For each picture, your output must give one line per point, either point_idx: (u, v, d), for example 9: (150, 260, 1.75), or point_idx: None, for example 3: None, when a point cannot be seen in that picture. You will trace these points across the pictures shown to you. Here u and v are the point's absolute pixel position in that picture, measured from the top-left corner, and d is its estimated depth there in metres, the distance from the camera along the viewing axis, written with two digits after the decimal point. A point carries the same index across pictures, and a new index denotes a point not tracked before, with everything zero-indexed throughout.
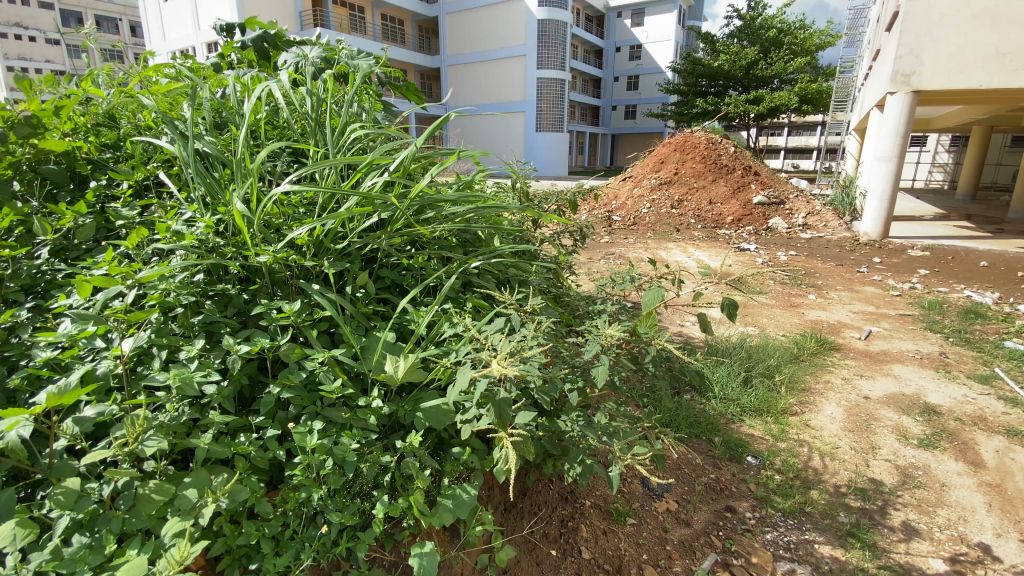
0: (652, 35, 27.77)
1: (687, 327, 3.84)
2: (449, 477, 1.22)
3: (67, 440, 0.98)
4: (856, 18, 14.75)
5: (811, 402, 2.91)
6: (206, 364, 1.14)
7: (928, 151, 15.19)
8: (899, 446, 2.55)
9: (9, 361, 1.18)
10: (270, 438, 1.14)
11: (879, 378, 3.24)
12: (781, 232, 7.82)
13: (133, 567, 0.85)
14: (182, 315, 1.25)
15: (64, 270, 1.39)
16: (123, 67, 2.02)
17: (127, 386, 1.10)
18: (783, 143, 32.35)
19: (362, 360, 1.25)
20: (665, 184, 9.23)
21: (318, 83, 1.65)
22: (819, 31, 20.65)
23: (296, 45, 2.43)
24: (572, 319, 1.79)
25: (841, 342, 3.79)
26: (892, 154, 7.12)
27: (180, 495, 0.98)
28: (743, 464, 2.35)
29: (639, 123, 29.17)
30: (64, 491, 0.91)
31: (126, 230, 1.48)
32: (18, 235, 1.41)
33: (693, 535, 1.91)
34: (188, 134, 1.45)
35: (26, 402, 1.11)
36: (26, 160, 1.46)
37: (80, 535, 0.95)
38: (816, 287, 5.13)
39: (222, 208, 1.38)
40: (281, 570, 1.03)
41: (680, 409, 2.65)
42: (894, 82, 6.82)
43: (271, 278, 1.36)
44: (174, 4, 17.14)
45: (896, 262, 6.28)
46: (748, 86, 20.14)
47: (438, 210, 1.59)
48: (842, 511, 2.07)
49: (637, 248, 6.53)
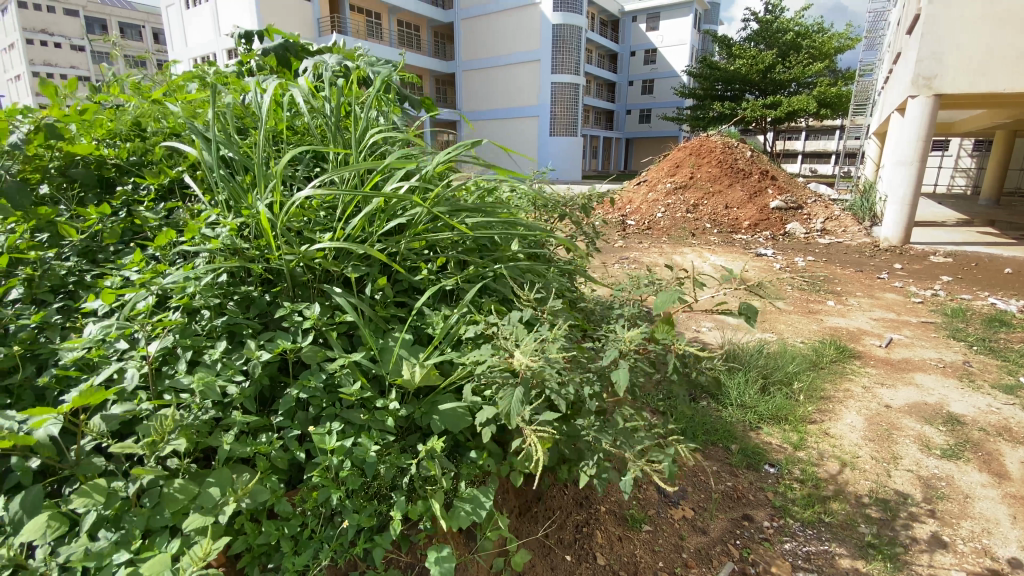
0: (667, 39, 27.70)
1: (703, 332, 3.81)
2: (465, 480, 1.22)
3: (94, 438, 1.01)
4: (876, 21, 14.53)
5: (830, 410, 2.86)
6: (230, 364, 1.16)
7: (950, 156, 14.86)
8: (922, 457, 2.50)
9: (38, 360, 1.21)
10: (291, 439, 1.15)
11: (900, 386, 3.17)
12: (799, 238, 7.72)
13: (159, 564, 0.86)
14: (206, 316, 1.27)
15: (92, 272, 1.42)
16: (150, 75, 2.07)
17: (153, 386, 1.12)
18: (800, 148, 31.95)
19: (380, 362, 1.27)
20: (680, 188, 9.17)
21: (339, 90, 1.69)
22: (838, 34, 20.40)
23: (317, 53, 2.47)
24: (589, 324, 1.78)
25: (861, 349, 3.72)
26: (913, 158, 6.99)
27: (203, 494, 0.99)
28: (761, 472, 2.32)
29: (654, 127, 29.03)
30: (92, 489, 0.93)
31: (153, 232, 1.52)
32: (47, 237, 1.45)
33: (709, 543, 1.89)
34: (213, 141, 1.48)
35: (55, 399, 1.14)
36: (54, 164, 1.51)
37: (106, 531, 0.97)
38: (835, 293, 5.05)
39: (246, 211, 1.41)
40: (300, 569, 1.04)
41: (696, 415, 2.63)
42: (914, 86, 6.69)
43: (293, 281, 1.39)
44: (196, 13, 17.54)
45: (918, 268, 6.17)
46: (765, 90, 19.95)
47: (456, 214, 1.60)
48: (862, 522, 2.04)
49: (652, 253, 6.49)
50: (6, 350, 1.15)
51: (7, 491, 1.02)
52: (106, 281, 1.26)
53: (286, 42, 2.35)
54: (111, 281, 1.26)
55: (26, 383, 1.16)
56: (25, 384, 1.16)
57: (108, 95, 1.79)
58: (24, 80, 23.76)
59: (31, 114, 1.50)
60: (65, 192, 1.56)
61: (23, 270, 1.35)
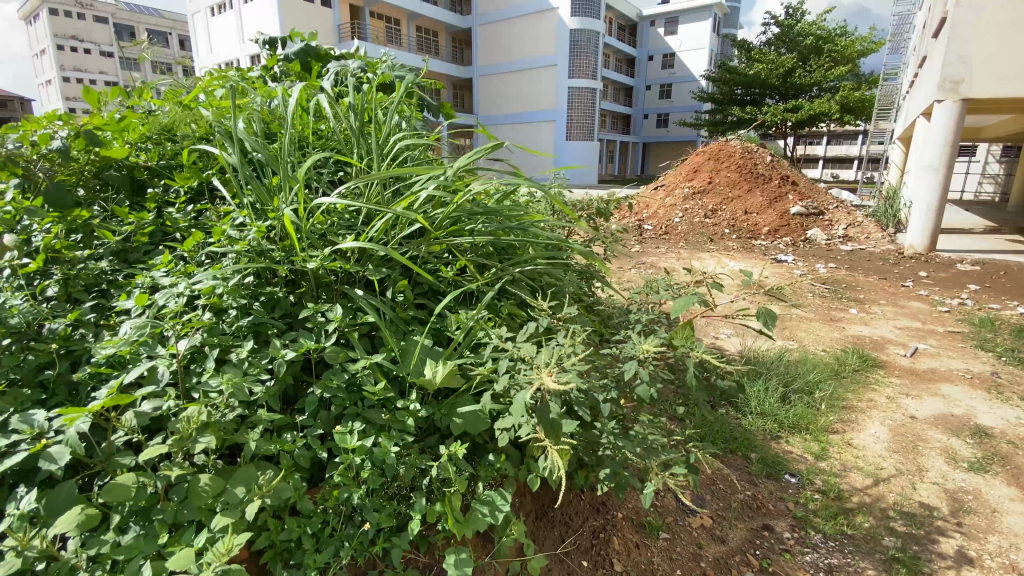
0: (686, 43, 27.62)
1: (722, 339, 3.77)
2: (484, 482, 1.23)
3: (125, 433, 1.04)
4: (901, 24, 14.25)
5: (853, 420, 2.80)
6: (256, 364, 1.18)
7: (978, 161, 14.48)
8: (949, 470, 2.43)
9: (73, 356, 1.25)
10: (313, 438, 1.17)
11: (926, 398, 3.09)
12: (820, 244, 7.57)
13: (186, 558, 0.88)
14: (233, 316, 1.30)
15: (124, 271, 1.46)
16: (181, 81, 2.13)
17: (181, 384, 1.14)
18: (821, 153, 31.46)
19: (401, 364, 1.28)
20: (698, 194, 9.10)
21: (362, 95, 1.72)
22: (861, 38, 20.08)
23: (339, 59, 2.51)
24: (607, 328, 1.78)
25: (885, 358, 3.64)
26: (940, 163, 6.79)
27: (228, 490, 1.01)
28: (782, 481, 2.28)
29: (671, 132, 28.84)
30: (120, 482, 0.96)
31: (182, 234, 1.57)
32: (82, 237, 1.50)
33: (728, 552, 1.87)
34: (242, 145, 1.52)
35: (88, 396, 1.17)
36: (90, 168, 1.56)
37: (136, 523, 0.99)
38: (857, 301, 4.96)
39: (272, 214, 1.45)
40: (321, 566, 1.05)
41: (716, 423, 2.59)
42: (941, 89, 6.53)
43: (316, 282, 1.42)
44: (222, 19, 17.94)
45: (944, 276, 6.01)
46: (785, 94, 19.66)
47: (477, 218, 1.62)
48: (887, 535, 1.99)
49: (670, 258, 6.44)
50: (42, 347, 1.19)
51: (39, 486, 1.05)
52: (138, 281, 1.29)
53: (310, 48, 2.39)
54: (142, 281, 1.30)
55: (60, 379, 1.20)
56: (59, 380, 1.20)
57: (141, 101, 1.85)
58: (57, 85, 24.52)
59: (67, 119, 1.56)
60: (100, 195, 1.61)
61: (59, 270, 1.39)
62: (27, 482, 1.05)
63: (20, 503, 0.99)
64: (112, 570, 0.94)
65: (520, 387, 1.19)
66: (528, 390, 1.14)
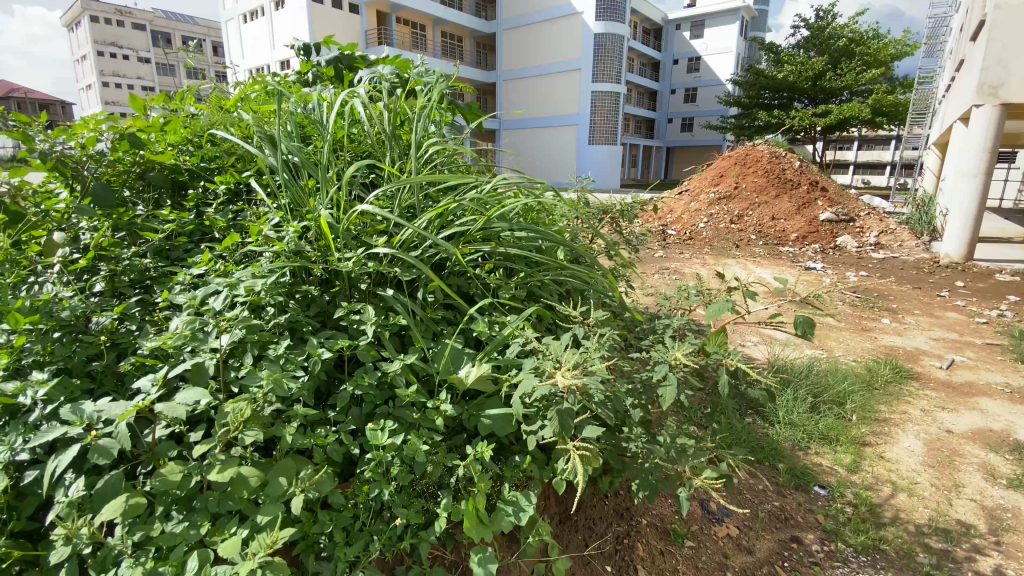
0: (712, 46, 27.30)
1: (749, 346, 3.71)
2: (509, 483, 1.24)
3: (168, 424, 1.08)
4: (937, 26, 13.80)
5: (886, 433, 2.72)
6: (293, 359, 1.23)
7: (1018, 168, 13.91)
8: (986, 486, 2.34)
9: (119, 349, 1.30)
10: (345, 433, 1.20)
11: (963, 411, 2.99)
12: (851, 251, 7.36)
13: (230, 546, 0.92)
14: (272, 313, 1.34)
15: (167, 268, 1.51)
16: (219, 84, 2.19)
17: (221, 377, 1.18)
18: (852, 158, 30.69)
19: (431, 363, 1.31)
20: (724, 199, 8.96)
21: (394, 100, 1.76)
22: (894, 40, 19.55)
23: (370, 65, 2.56)
24: (635, 333, 1.77)
25: (919, 370, 3.53)
26: (978, 170, 6.56)
27: (270, 482, 1.05)
28: (810, 493, 2.23)
29: (696, 136, 28.48)
30: (163, 474, 0.99)
31: (221, 233, 1.62)
32: (125, 234, 1.55)
33: (755, 564, 1.83)
34: (280, 148, 1.57)
35: (134, 386, 1.22)
36: (134, 168, 1.63)
37: (178, 512, 1.03)
38: (890, 311, 4.82)
39: (310, 216, 1.50)
40: (351, 560, 1.07)
41: (742, 431, 2.55)
42: (979, 94, 6.33)
43: (350, 283, 1.45)
44: (254, 27, 18.51)
45: (982, 286, 5.81)
46: (815, 98, 19.28)
47: (505, 222, 1.64)
48: (921, 552, 1.93)
49: (694, 264, 6.37)
50: (91, 340, 1.25)
51: (87, 473, 1.10)
52: (180, 278, 1.34)
53: (342, 54, 2.44)
54: (183, 279, 1.34)
55: (107, 371, 1.26)
56: (105, 371, 1.26)
57: (183, 104, 1.92)
58: (96, 89, 25.54)
59: (113, 121, 1.62)
60: (142, 195, 1.67)
61: (105, 267, 1.44)
62: (76, 469, 1.11)
63: (68, 489, 1.04)
64: (156, 556, 0.98)
65: (541, 389, 1.20)
66: (547, 390, 1.14)
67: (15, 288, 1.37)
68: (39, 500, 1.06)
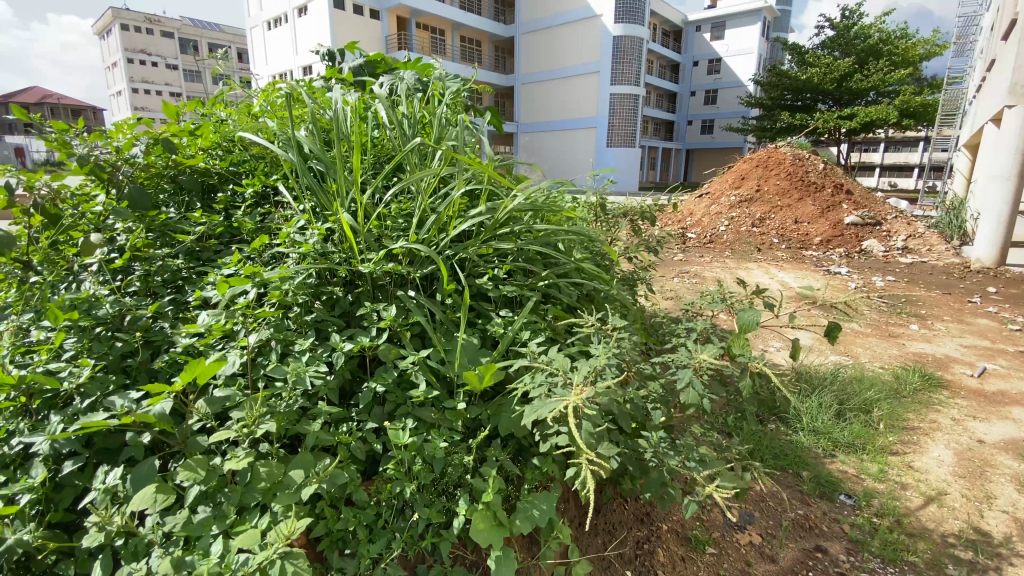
0: (732, 48, 26.96)
1: (772, 351, 3.66)
2: (529, 484, 1.24)
3: (198, 418, 1.11)
4: (967, 25, 13.43)
5: (914, 442, 2.64)
6: (316, 357, 1.26)
7: None
8: (1019, 498, 2.26)
9: (154, 346, 1.34)
10: (369, 431, 1.22)
11: (995, 421, 2.89)
12: (877, 256, 7.18)
13: (249, 539, 0.95)
14: (297, 312, 1.37)
15: (197, 269, 1.55)
16: (244, 89, 2.22)
17: (250, 374, 1.22)
18: (878, 160, 30.05)
19: (448, 365, 1.32)
20: (745, 202, 8.83)
21: (414, 104, 1.79)
22: (924, 40, 19.05)
23: (393, 71, 2.59)
24: (656, 337, 1.77)
25: (950, 378, 3.43)
26: (1011, 172, 6.35)
27: (289, 476, 1.07)
28: (836, 502, 2.19)
29: (717, 138, 28.15)
30: (190, 464, 1.03)
31: (250, 235, 1.66)
32: (160, 237, 1.60)
33: (778, 572, 1.81)
34: (307, 153, 1.61)
35: (167, 382, 1.26)
36: (167, 172, 1.68)
37: (206, 505, 1.06)
38: (919, 317, 4.69)
39: (333, 218, 1.54)
40: (373, 557, 1.09)
41: (766, 439, 2.50)
42: (1012, 95, 6.17)
43: (373, 284, 1.48)
44: (278, 33, 18.91)
45: (1016, 292, 5.61)
46: (840, 99, 18.90)
47: (524, 223, 1.64)
48: (950, 564, 1.87)
49: (714, 266, 6.39)
50: (126, 337, 1.29)
51: (121, 464, 1.14)
52: (211, 277, 1.38)
53: (365, 61, 2.49)
54: (214, 278, 1.38)
55: (141, 366, 1.30)
56: (140, 367, 1.30)
57: (213, 109, 1.96)
58: (127, 95, 26.38)
59: (148, 126, 1.67)
60: (174, 198, 1.72)
61: (140, 267, 1.49)
62: (112, 461, 1.15)
63: (104, 480, 1.07)
64: (183, 546, 1.01)
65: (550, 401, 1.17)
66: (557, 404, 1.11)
67: (55, 287, 1.43)
68: (76, 489, 1.10)
